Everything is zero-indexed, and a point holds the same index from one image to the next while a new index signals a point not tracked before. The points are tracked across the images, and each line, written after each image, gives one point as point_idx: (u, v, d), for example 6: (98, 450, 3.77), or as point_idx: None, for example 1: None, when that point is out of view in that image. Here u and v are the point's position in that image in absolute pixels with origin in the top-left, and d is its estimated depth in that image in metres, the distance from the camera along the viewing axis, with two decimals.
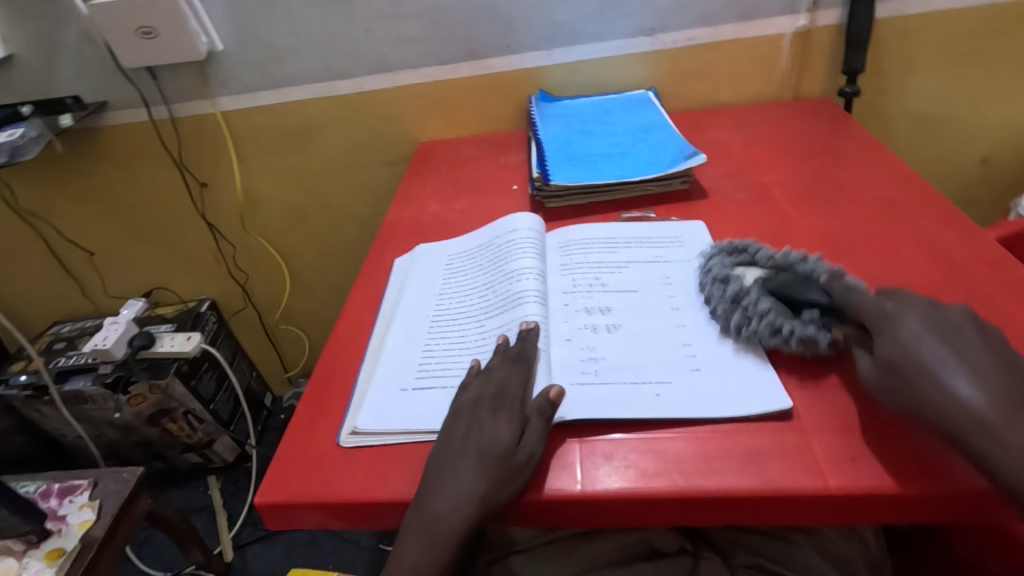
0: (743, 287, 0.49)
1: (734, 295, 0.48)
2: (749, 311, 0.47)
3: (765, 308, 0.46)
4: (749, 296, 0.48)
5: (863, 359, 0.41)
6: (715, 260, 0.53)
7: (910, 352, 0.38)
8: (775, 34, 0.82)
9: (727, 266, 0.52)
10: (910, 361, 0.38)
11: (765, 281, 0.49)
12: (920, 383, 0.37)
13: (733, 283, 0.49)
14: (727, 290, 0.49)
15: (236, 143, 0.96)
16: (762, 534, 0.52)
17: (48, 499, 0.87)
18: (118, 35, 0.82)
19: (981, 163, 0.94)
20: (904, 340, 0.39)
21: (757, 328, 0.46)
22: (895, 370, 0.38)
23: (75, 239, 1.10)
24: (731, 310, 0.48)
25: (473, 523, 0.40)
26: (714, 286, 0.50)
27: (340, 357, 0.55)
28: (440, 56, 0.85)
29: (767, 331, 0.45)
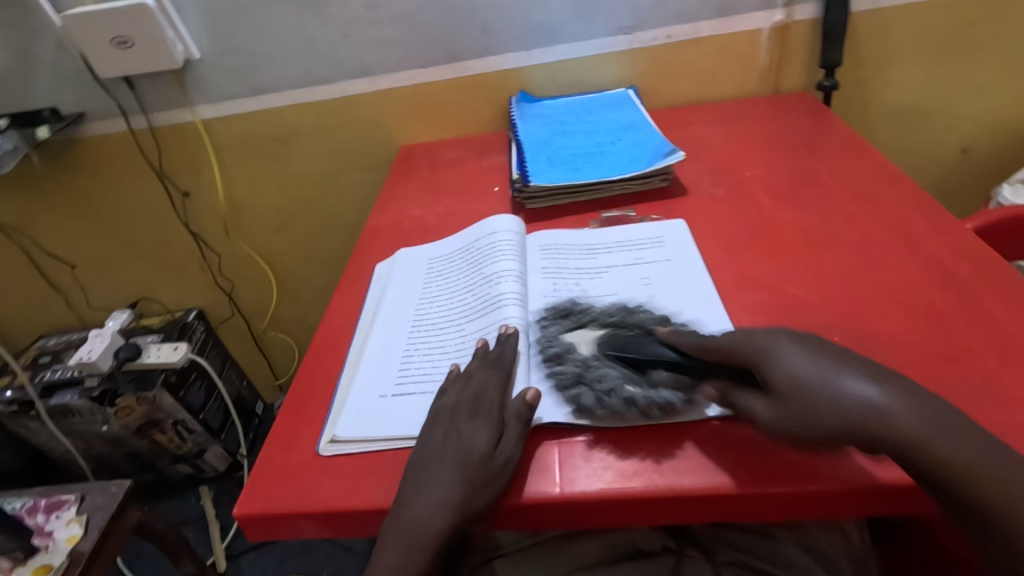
0: (584, 356, 0.46)
1: (579, 369, 0.45)
2: (599, 380, 0.44)
3: (613, 378, 0.44)
4: (593, 364, 0.45)
5: (753, 402, 0.39)
6: (552, 328, 0.50)
7: (797, 380, 0.37)
8: (753, 30, 0.82)
9: (562, 333, 0.49)
10: (797, 386, 0.37)
11: (603, 343, 0.47)
12: (814, 404, 0.36)
13: (573, 356, 0.47)
14: (567, 365, 0.46)
15: (217, 152, 0.95)
16: (745, 530, 0.52)
17: (35, 515, 0.86)
18: (92, 46, 0.81)
19: (961, 153, 0.95)
20: (782, 369, 0.38)
21: (612, 404, 0.42)
22: (792, 390, 0.37)
23: (58, 251, 1.09)
24: (579, 386, 0.44)
25: (452, 529, 0.40)
26: (551, 363, 0.47)
27: (320, 364, 0.55)
28: (419, 59, 0.85)
29: (623, 406, 0.42)
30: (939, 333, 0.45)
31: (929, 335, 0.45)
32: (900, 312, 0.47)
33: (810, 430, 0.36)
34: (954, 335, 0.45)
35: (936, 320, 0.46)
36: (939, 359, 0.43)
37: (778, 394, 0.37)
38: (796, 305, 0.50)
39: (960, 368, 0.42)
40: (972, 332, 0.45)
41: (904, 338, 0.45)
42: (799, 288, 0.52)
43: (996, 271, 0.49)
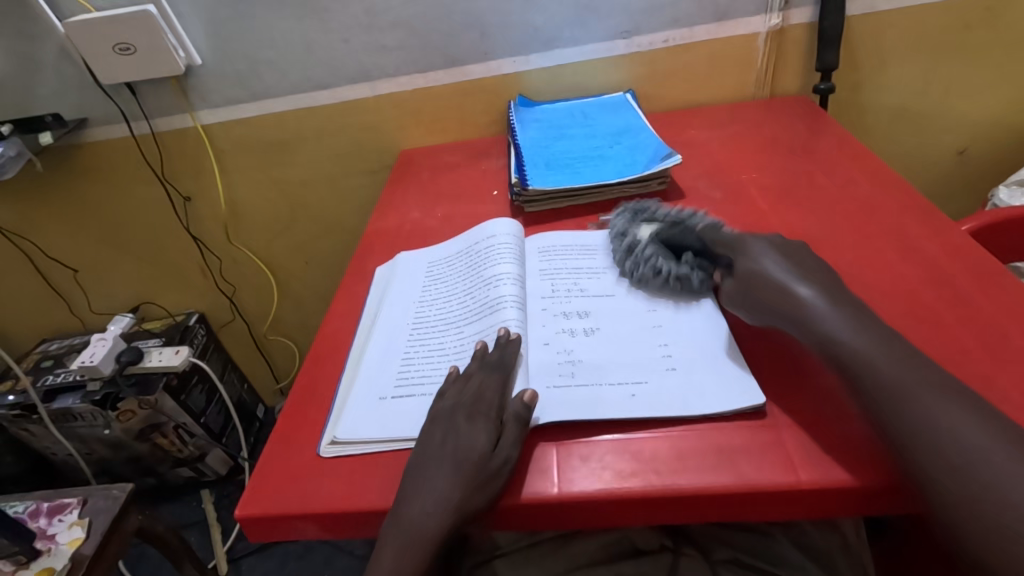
0: (640, 238, 0.57)
1: (630, 245, 0.57)
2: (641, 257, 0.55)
3: (650, 254, 0.55)
4: (641, 244, 0.56)
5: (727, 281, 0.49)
6: (621, 221, 0.61)
7: (756, 271, 0.46)
8: (749, 33, 0.82)
9: (627, 225, 0.60)
10: (753, 274, 0.46)
11: (660, 230, 0.57)
12: (758, 286, 0.45)
13: (632, 233, 0.58)
14: (623, 243, 0.57)
15: (218, 156, 0.96)
16: (742, 530, 0.52)
17: (37, 518, 0.86)
18: (94, 52, 0.82)
19: (958, 155, 0.96)
20: (752, 260, 0.47)
21: (643, 270, 0.54)
22: (748, 280, 0.46)
23: (59, 256, 1.10)
24: (626, 257, 0.56)
25: (450, 529, 0.40)
26: (615, 240, 0.59)
27: (320, 367, 0.55)
28: (419, 64, 0.86)
29: (652, 273, 0.53)
30: (933, 334, 0.46)
31: (923, 336, 0.46)
32: (895, 314, 0.48)
33: (755, 297, 0.46)
34: (947, 336, 0.45)
35: (930, 321, 0.47)
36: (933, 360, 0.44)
37: (737, 274, 0.48)
38: None
39: (954, 369, 0.43)
40: (966, 333, 0.45)
41: None
42: None
43: (990, 272, 0.50)
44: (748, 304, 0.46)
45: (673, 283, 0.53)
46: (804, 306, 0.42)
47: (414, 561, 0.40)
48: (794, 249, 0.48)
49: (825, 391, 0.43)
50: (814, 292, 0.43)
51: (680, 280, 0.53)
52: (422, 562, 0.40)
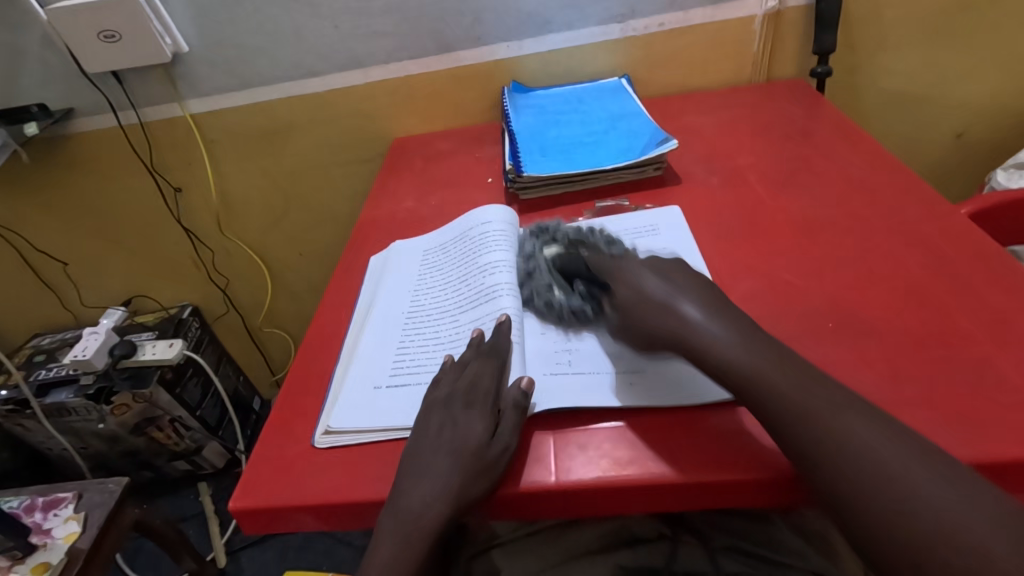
0: (542, 263, 0.54)
1: (530, 270, 0.54)
2: (536, 290, 0.52)
3: (546, 283, 0.52)
4: (537, 273, 0.53)
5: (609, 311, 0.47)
6: (527, 243, 0.57)
7: (635, 291, 0.45)
8: (745, 16, 0.81)
9: (536, 247, 0.56)
10: (635, 298, 0.45)
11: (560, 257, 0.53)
12: (639, 310, 0.44)
13: (531, 258, 0.55)
14: (526, 266, 0.54)
15: (208, 146, 0.95)
16: (739, 516, 0.52)
17: (33, 513, 0.86)
18: (79, 40, 0.80)
19: (956, 138, 0.95)
20: (642, 287, 0.45)
21: (539, 301, 0.51)
22: (628, 300, 0.45)
23: (48, 250, 1.08)
24: (525, 284, 0.53)
25: (450, 519, 0.40)
26: (519, 262, 0.56)
27: (314, 358, 0.54)
28: (410, 50, 0.84)
29: (545, 306, 0.51)
30: (931, 318, 0.45)
31: (921, 320, 0.45)
32: (893, 298, 0.48)
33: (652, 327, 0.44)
34: (947, 319, 0.45)
35: (929, 305, 0.46)
36: (932, 343, 0.43)
37: (614, 300, 0.46)
38: (791, 292, 0.50)
39: (952, 351, 0.42)
40: (965, 316, 0.45)
41: (896, 322, 0.46)
42: (794, 275, 0.52)
43: (988, 255, 0.49)
44: (631, 334, 0.45)
45: (564, 316, 0.50)
46: (688, 326, 0.42)
47: (414, 551, 0.40)
48: (671, 266, 0.47)
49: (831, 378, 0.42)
50: (699, 312, 0.43)
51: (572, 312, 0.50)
52: (420, 552, 0.40)
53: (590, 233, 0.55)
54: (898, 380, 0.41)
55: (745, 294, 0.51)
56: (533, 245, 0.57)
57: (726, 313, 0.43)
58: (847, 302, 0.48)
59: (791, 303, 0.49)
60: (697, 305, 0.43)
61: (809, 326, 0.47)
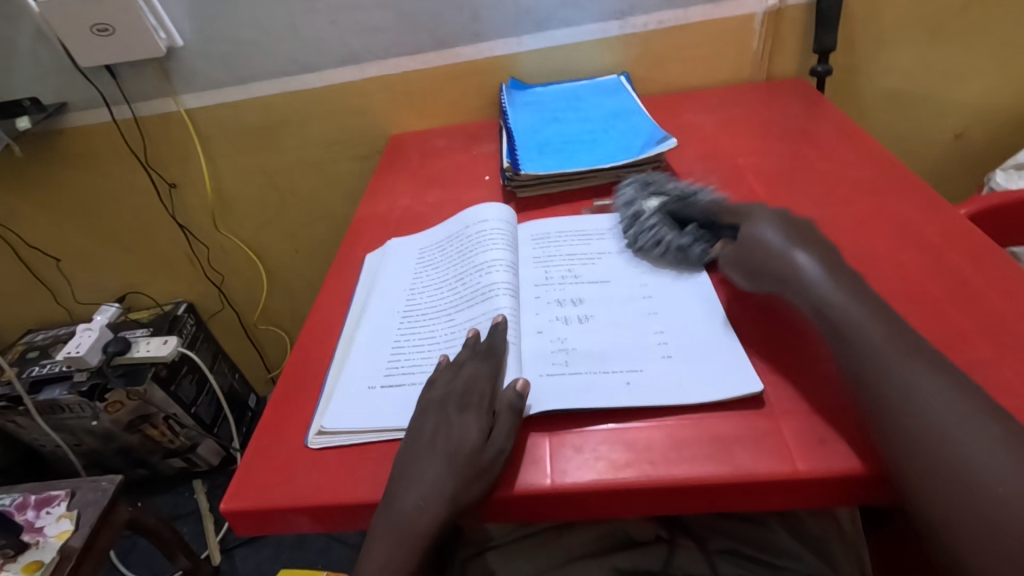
0: (646, 208, 0.58)
1: (636, 214, 0.58)
2: (645, 228, 0.56)
3: (653, 224, 0.55)
4: (644, 215, 0.57)
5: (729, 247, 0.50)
6: (628, 190, 0.61)
7: (757, 235, 0.47)
8: (745, 14, 0.81)
9: (637, 192, 0.60)
10: (751, 241, 0.47)
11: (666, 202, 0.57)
12: (762, 253, 0.46)
13: (639, 203, 0.59)
14: (630, 211, 0.58)
15: (203, 141, 0.94)
16: (737, 519, 0.52)
17: (25, 511, 0.85)
18: (72, 33, 0.79)
19: (956, 138, 0.94)
20: (756, 230, 0.47)
21: (647, 238, 0.55)
22: (753, 238, 0.47)
23: (41, 246, 1.07)
24: (631, 226, 0.57)
25: (444, 522, 0.39)
26: (622, 211, 0.60)
27: (308, 357, 0.54)
28: (407, 46, 0.84)
29: (654, 243, 0.54)
30: (932, 319, 0.45)
31: (920, 321, 0.45)
32: (893, 300, 0.47)
33: (762, 268, 0.46)
34: (947, 320, 0.44)
35: (929, 306, 0.46)
36: (931, 345, 0.43)
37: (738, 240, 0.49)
38: None
39: (953, 352, 0.42)
40: (966, 318, 0.44)
41: None
42: None
43: (989, 257, 0.49)
44: (752, 274, 0.47)
45: (671, 254, 0.54)
46: (799, 270, 0.43)
47: (407, 554, 0.39)
48: (793, 220, 0.48)
49: (831, 381, 0.41)
50: (811, 259, 0.43)
51: (680, 250, 0.53)
52: (415, 555, 0.39)
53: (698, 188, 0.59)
54: None
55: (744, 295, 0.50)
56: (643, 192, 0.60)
57: (839, 270, 0.43)
58: None
59: None
60: (813, 255, 0.44)
61: None
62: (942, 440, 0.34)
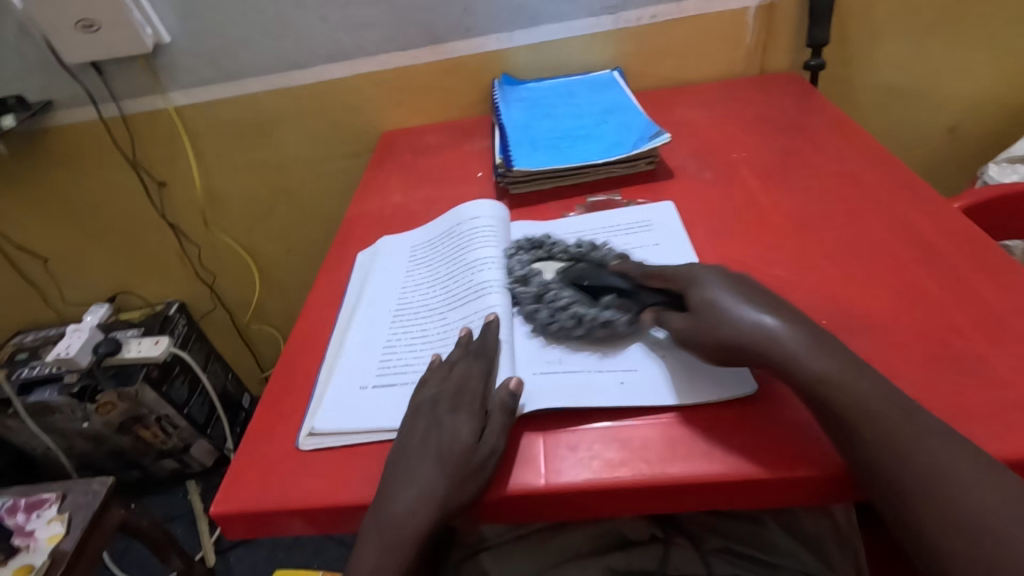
0: (545, 280, 0.51)
1: (538, 290, 0.50)
2: (550, 307, 0.48)
3: (566, 300, 0.48)
4: (548, 289, 0.49)
5: (672, 318, 0.44)
6: (513, 260, 0.54)
7: (708, 299, 0.42)
8: (738, 8, 0.80)
9: (524, 262, 0.53)
10: (708, 308, 0.42)
11: (565, 273, 0.51)
12: (724, 323, 0.40)
13: (537, 278, 0.51)
14: (528, 289, 0.50)
15: (192, 139, 0.93)
16: (732, 517, 0.52)
17: (15, 515, 0.84)
18: (57, 30, 0.78)
19: (948, 133, 0.95)
20: (705, 292, 0.43)
21: (562, 319, 0.47)
22: (708, 306, 0.42)
23: (29, 246, 1.06)
24: (537, 305, 0.49)
25: (436, 523, 0.39)
26: (513, 286, 0.51)
27: (298, 358, 0.53)
28: (398, 41, 0.83)
29: (573, 321, 0.46)
30: (926, 314, 0.45)
31: (915, 316, 0.45)
32: (888, 295, 0.47)
33: (718, 343, 0.40)
34: (941, 314, 0.44)
35: (923, 301, 0.46)
36: (926, 340, 0.43)
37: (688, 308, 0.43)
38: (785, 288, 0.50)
39: (947, 347, 0.42)
40: (960, 312, 0.44)
41: (891, 318, 0.45)
42: (787, 271, 0.51)
43: (983, 251, 0.49)
44: (711, 348, 0.41)
45: (599, 330, 0.46)
46: (771, 333, 0.39)
47: (399, 556, 0.39)
48: (738, 279, 0.44)
49: None
50: (778, 320, 0.39)
51: (606, 325, 0.46)
52: (407, 558, 0.39)
53: (591, 249, 0.53)
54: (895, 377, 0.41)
55: None
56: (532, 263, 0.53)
57: (803, 313, 0.40)
58: (842, 299, 0.47)
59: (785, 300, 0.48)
60: (779, 316, 0.40)
61: None
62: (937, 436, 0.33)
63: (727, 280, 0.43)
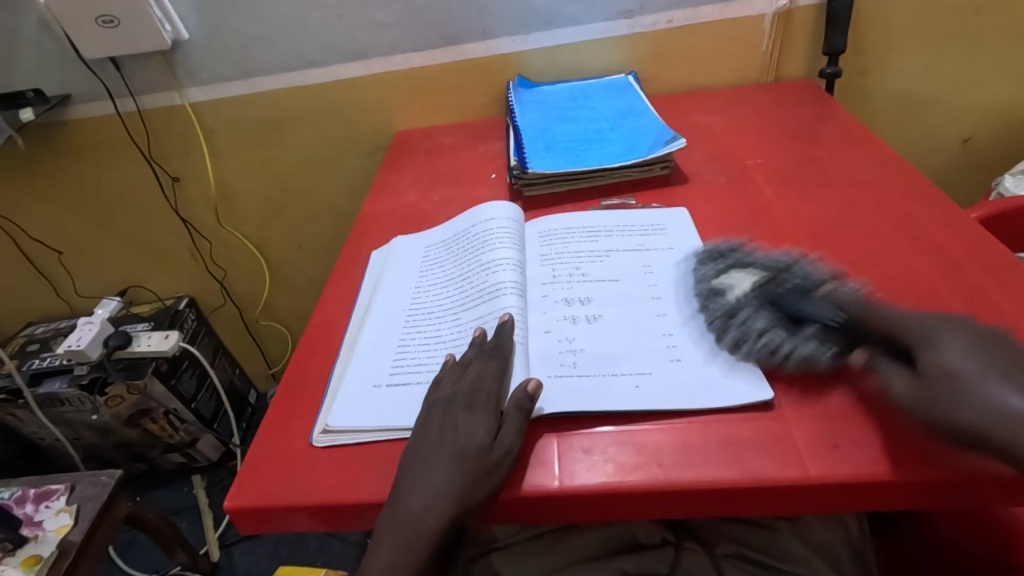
0: (736, 298, 0.47)
1: (728, 311, 0.46)
2: (742, 326, 0.45)
3: (759, 326, 0.44)
4: (740, 309, 0.46)
5: (894, 376, 0.37)
6: (704, 269, 0.52)
7: (950, 369, 0.35)
8: (755, 15, 0.80)
9: (714, 275, 0.50)
10: (943, 378, 0.35)
11: (761, 291, 0.46)
12: (957, 402, 0.34)
13: (729, 294, 0.48)
14: (718, 306, 0.47)
15: (207, 136, 0.93)
16: (744, 523, 0.52)
17: (24, 505, 0.85)
18: (77, 25, 0.79)
19: (963, 143, 0.94)
20: (942, 356, 0.36)
21: (754, 347, 0.43)
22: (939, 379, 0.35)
23: (42, 238, 1.07)
24: (725, 326, 0.45)
25: (449, 523, 0.39)
26: (705, 296, 0.48)
27: (312, 355, 0.53)
28: (414, 42, 0.83)
29: (764, 352, 0.43)
30: None
31: None
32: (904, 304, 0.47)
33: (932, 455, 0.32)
34: None
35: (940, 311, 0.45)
36: None
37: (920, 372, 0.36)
38: None
39: None
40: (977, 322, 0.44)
41: None
42: None
43: (1001, 261, 0.48)
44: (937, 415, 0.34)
45: (796, 364, 0.42)
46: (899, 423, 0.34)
47: (413, 555, 0.39)
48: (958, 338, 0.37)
49: (849, 387, 0.41)
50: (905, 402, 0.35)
51: (807, 360, 0.41)
52: (419, 556, 0.39)
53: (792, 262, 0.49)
54: None
55: None
56: (722, 276, 0.50)
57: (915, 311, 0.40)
58: None
59: None
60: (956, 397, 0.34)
61: None
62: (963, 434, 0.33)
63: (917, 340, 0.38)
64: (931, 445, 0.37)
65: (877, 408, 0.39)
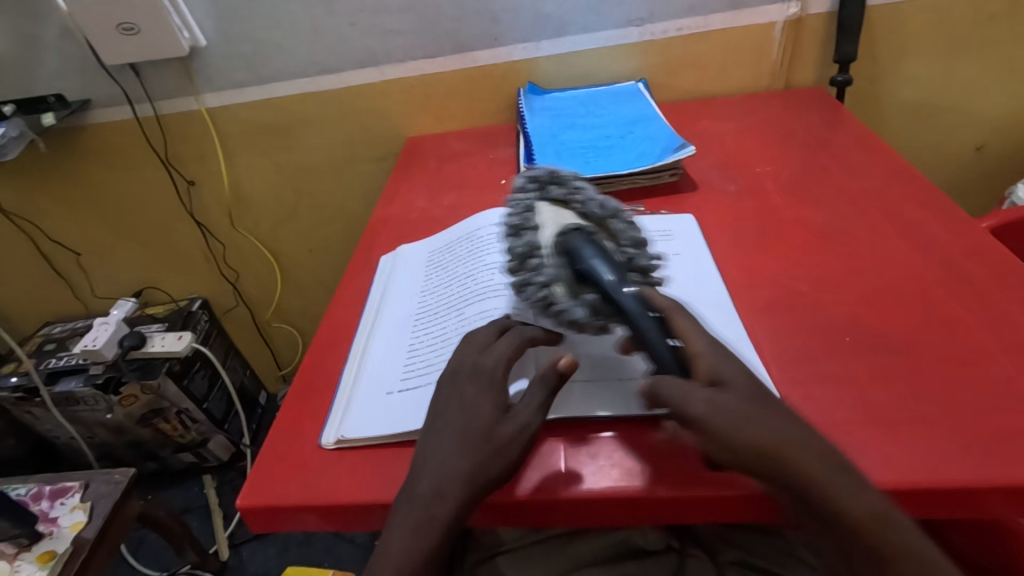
0: (539, 242, 0.46)
1: (525, 252, 0.46)
2: (536, 272, 0.45)
3: (545, 277, 0.44)
4: (539, 252, 0.46)
5: (692, 394, 0.35)
6: (528, 200, 0.51)
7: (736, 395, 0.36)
8: (765, 23, 0.80)
9: (533, 210, 0.49)
10: (711, 407, 0.35)
11: (562, 238, 0.45)
12: (741, 429, 0.34)
13: (529, 236, 0.47)
14: (520, 248, 0.47)
15: (222, 141, 0.95)
16: (750, 532, 0.52)
17: (39, 501, 0.86)
18: (98, 32, 0.80)
19: (976, 151, 0.94)
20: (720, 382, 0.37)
21: (534, 296, 0.44)
22: (739, 412, 0.35)
23: (61, 239, 1.09)
24: (520, 270, 0.46)
25: (466, 503, 0.38)
26: (512, 234, 0.48)
27: (323, 357, 0.54)
28: (426, 49, 0.84)
29: (539, 304, 0.44)
30: (951, 333, 0.44)
31: (940, 335, 0.44)
32: (912, 313, 0.47)
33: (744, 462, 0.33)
34: (968, 335, 0.44)
35: (949, 321, 0.45)
36: (949, 358, 0.43)
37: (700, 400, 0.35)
38: (808, 302, 0.50)
39: (973, 368, 0.41)
40: (986, 332, 0.44)
41: (915, 336, 0.45)
42: (810, 285, 0.51)
43: (1012, 271, 0.48)
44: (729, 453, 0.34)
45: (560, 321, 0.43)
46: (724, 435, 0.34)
47: (428, 541, 0.37)
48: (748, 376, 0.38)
49: (854, 395, 0.41)
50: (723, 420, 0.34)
51: (569, 322, 0.42)
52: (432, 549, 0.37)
53: (612, 218, 0.48)
54: (919, 395, 0.40)
55: (763, 305, 0.50)
56: (537, 212, 0.49)
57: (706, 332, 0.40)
58: (864, 315, 0.47)
59: (808, 315, 0.48)
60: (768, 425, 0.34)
61: (826, 339, 0.46)
62: (786, 454, 0.33)
63: (703, 354, 0.38)
64: (939, 456, 0.37)
65: (877, 422, 0.39)
